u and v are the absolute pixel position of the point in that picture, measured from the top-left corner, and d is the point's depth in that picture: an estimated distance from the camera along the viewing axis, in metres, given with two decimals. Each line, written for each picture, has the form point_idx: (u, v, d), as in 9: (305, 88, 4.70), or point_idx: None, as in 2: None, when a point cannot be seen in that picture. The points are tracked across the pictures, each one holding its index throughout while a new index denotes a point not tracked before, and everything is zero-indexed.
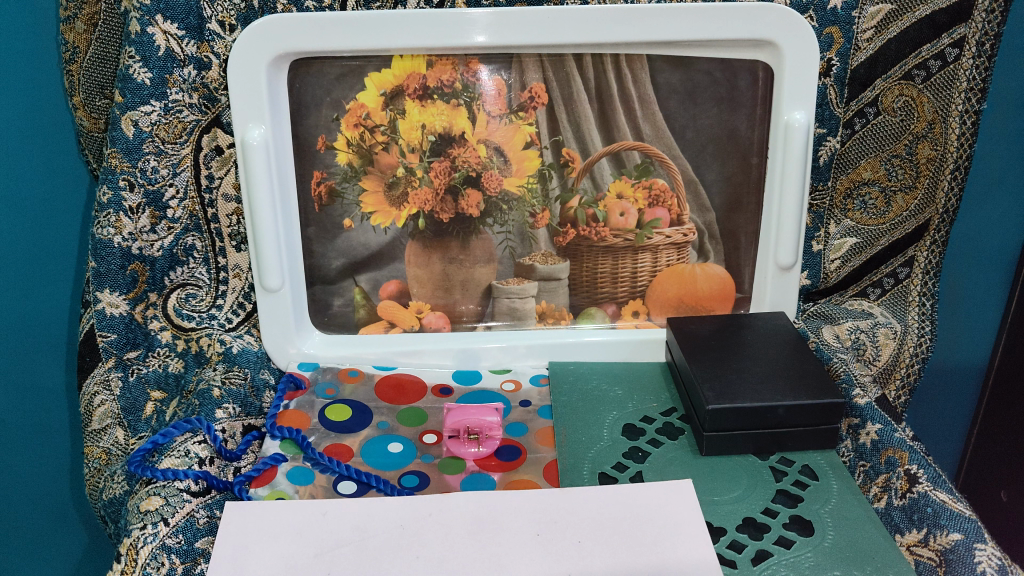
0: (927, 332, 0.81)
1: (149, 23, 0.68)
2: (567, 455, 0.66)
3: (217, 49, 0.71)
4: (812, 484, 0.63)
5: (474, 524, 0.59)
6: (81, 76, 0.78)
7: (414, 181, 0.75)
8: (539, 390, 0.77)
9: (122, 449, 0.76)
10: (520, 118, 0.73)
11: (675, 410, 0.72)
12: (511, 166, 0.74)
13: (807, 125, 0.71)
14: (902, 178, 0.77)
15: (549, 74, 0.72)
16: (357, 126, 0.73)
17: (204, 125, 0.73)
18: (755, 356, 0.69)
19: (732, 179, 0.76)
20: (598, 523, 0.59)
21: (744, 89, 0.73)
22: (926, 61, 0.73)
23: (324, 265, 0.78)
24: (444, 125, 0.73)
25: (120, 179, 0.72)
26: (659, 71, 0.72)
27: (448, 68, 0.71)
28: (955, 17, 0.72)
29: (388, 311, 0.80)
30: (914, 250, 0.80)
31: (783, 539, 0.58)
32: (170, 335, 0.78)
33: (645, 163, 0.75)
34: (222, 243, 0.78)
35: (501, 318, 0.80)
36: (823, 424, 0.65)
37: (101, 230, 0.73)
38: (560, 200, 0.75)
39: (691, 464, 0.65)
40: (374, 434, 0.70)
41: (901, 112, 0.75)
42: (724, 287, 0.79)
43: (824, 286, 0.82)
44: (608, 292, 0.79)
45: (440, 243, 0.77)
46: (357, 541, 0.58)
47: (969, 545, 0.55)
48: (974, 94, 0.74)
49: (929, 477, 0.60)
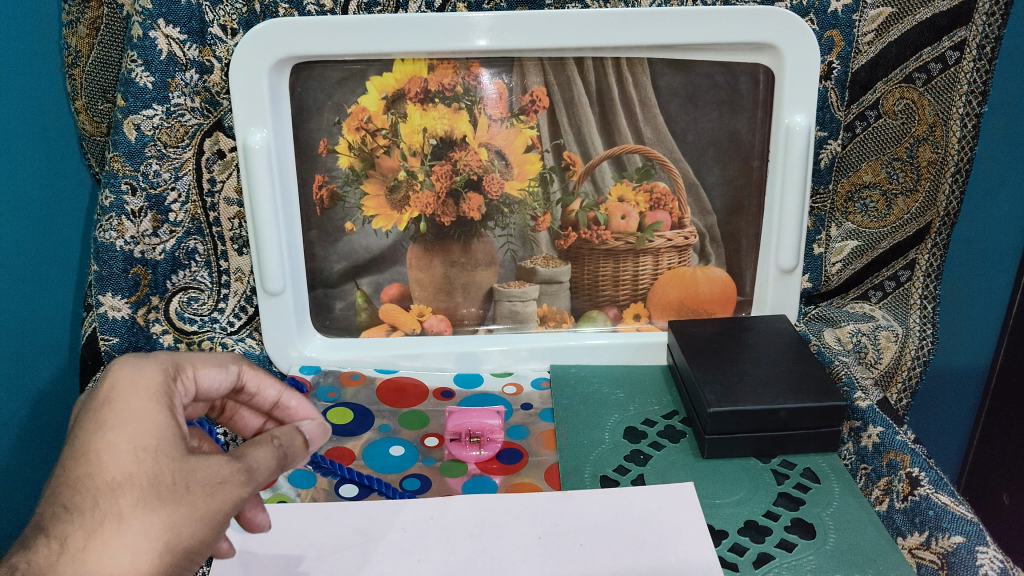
0: (928, 335, 0.81)
1: (151, 27, 0.68)
2: (568, 458, 0.67)
3: (219, 54, 0.71)
4: (813, 487, 0.63)
5: (474, 526, 0.59)
6: (83, 81, 0.78)
7: (416, 185, 0.75)
8: (540, 393, 0.77)
9: None
10: (521, 121, 0.73)
11: (676, 413, 0.72)
12: (511, 170, 0.74)
13: (808, 128, 0.71)
14: (903, 181, 0.77)
15: (550, 78, 0.72)
16: (358, 130, 0.73)
17: (206, 129, 0.73)
18: (756, 359, 0.69)
19: (733, 183, 0.76)
20: (600, 525, 0.59)
21: (745, 92, 0.73)
22: (927, 64, 0.73)
23: (326, 268, 0.78)
24: (445, 128, 0.73)
25: (122, 182, 0.72)
26: (659, 74, 0.72)
27: (449, 72, 0.71)
28: (955, 20, 0.71)
29: (390, 314, 0.80)
30: (915, 253, 0.80)
31: (784, 542, 0.57)
32: (172, 338, 0.78)
33: (646, 166, 0.75)
34: (224, 247, 0.78)
35: (502, 322, 0.80)
36: (824, 427, 0.65)
37: (104, 233, 0.73)
38: (561, 203, 0.76)
39: (693, 468, 0.65)
40: (376, 437, 0.70)
41: (901, 115, 0.75)
42: (725, 290, 0.79)
43: (825, 289, 0.82)
44: (609, 295, 0.79)
45: (441, 247, 0.77)
46: (359, 544, 0.58)
47: (970, 549, 0.54)
48: (975, 97, 0.74)
49: (931, 479, 0.60)
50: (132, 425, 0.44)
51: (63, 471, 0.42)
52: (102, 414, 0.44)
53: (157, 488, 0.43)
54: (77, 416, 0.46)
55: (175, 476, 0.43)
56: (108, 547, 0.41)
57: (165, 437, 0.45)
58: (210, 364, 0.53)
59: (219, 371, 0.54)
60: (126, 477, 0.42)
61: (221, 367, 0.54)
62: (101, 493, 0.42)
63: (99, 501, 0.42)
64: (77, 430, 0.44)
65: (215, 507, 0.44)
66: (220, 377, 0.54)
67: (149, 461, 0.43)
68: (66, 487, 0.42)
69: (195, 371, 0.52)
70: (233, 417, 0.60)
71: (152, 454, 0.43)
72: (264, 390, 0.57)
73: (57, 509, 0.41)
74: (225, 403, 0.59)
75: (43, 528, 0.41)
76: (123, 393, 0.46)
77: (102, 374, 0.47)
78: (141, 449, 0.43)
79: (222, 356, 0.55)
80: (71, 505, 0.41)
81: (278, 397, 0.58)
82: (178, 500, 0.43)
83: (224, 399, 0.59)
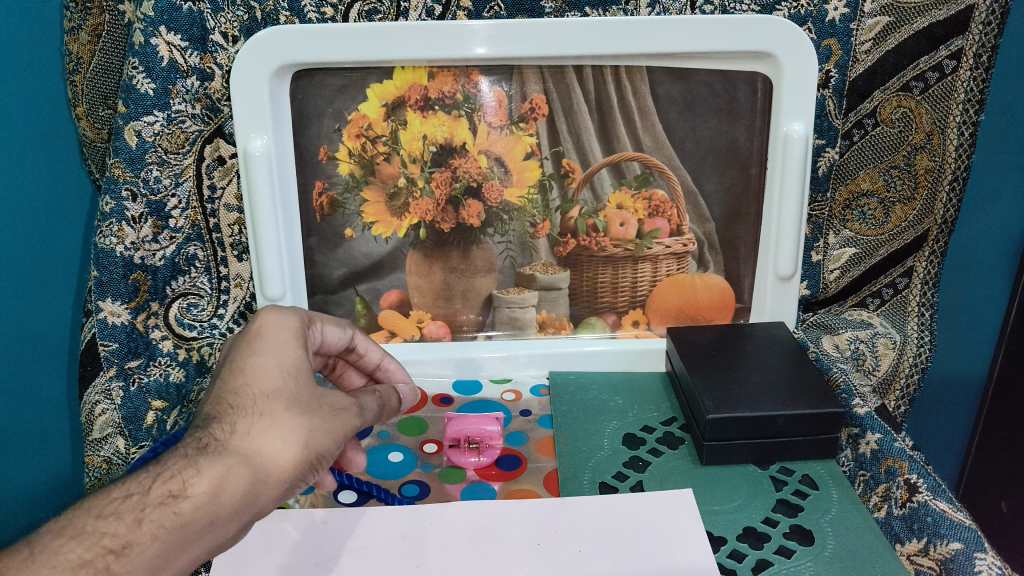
0: (927, 343, 0.81)
1: (152, 34, 0.69)
2: (567, 465, 0.67)
3: (220, 61, 0.71)
4: (812, 493, 0.63)
5: (474, 532, 0.59)
6: (85, 86, 0.78)
7: (415, 192, 0.75)
8: (540, 399, 0.76)
9: (123, 458, 0.75)
10: (521, 128, 0.73)
11: (675, 420, 0.72)
12: (511, 177, 0.75)
13: (806, 136, 0.71)
14: (901, 189, 0.78)
15: (550, 86, 0.72)
16: (359, 137, 0.74)
17: (206, 135, 0.74)
18: (755, 365, 0.69)
19: (732, 190, 0.76)
20: (599, 532, 0.59)
21: (744, 100, 0.73)
22: (924, 72, 0.73)
23: (326, 274, 0.79)
24: (445, 135, 0.74)
25: (123, 188, 0.72)
26: (658, 82, 0.72)
27: (449, 80, 0.72)
28: (952, 29, 0.72)
29: (389, 320, 0.80)
30: (913, 260, 0.80)
31: (784, 548, 0.57)
32: (171, 344, 0.78)
33: (645, 173, 0.75)
34: (224, 253, 0.78)
35: (502, 328, 0.81)
36: (823, 434, 0.65)
37: (104, 239, 0.73)
38: (560, 210, 0.76)
39: (691, 474, 0.65)
40: (374, 444, 0.70)
41: (899, 123, 0.75)
42: (724, 296, 0.80)
43: (824, 297, 0.82)
44: (608, 301, 0.79)
45: (441, 253, 0.77)
46: (358, 550, 0.58)
47: (969, 555, 0.55)
48: (972, 106, 0.74)
49: (929, 486, 0.60)
50: (279, 355, 0.53)
51: (222, 382, 0.51)
52: (255, 343, 0.53)
53: (300, 401, 0.51)
54: (225, 351, 0.55)
55: (312, 395, 0.52)
56: (263, 439, 0.48)
57: (302, 368, 0.53)
58: (333, 322, 0.63)
59: (337, 330, 0.63)
60: (277, 389, 0.51)
61: (340, 326, 0.63)
62: (257, 397, 0.50)
63: (256, 404, 0.50)
64: (233, 354, 0.53)
65: (340, 429, 0.53)
66: (337, 335, 0.63)
67: (292, 381, 0.52)
68: (227, 393, 0.50)
69: (322, 326, 0.62)
70: (340, 376, 0.69)
71: (295, 377, 0.52)
72: (371, 352, 0.67)
73: (223, 408, 0.49)
74: (336, 362, 0.68)
75: (212, 419, 0.48)
76: (271, 329, 0.55)
77: (254, 318, 0.57)
78: (287, 372, 0.52)
79: (340, 318, 0.65)
80: (235, 404, 0.49)
81: (381, 360, 0.67)
82: (318, 413, 0.51)
83: (335, 358, 0.68)
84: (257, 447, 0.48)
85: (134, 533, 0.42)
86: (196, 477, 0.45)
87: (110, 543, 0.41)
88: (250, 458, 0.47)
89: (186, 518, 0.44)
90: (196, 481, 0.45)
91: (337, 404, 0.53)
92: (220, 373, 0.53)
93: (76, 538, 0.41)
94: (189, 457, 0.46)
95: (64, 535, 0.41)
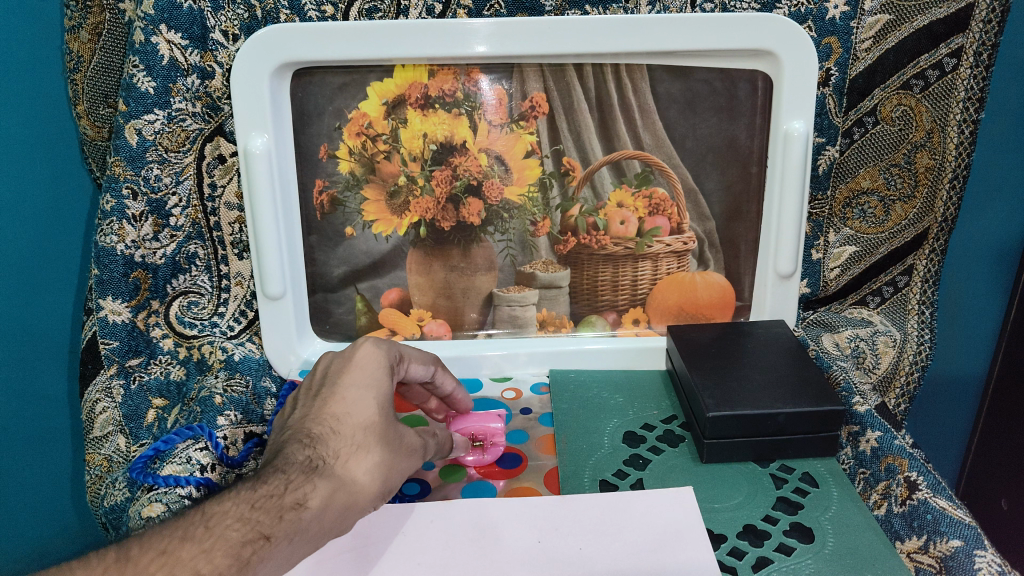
0: (927, 341, 0.81)
1: (153, 32, 0.69)
2: (567, 463, 0.67)
3: (220, 59, 0.71)
4: (812, 491, 0.63)
5: (474, 530, 0.59)
6: (86, 85, 0.78)
7: (416, 190, 0.75)
8: (540, 397, 0.77)
9: (122, 456, 0.74)
10: (521, 127, 0.73)
11: (675, 418, 0.72)
12: (511, 175, 0.75)
13: (806, 134, 0.71)
14: (902, 188, 0.78)
15: (550, 84, 0.72)
16: (359, 135, 0.74)
17: (207, 133, 0.74)
18: (756, 364, 0.69)
19: (732, 189, 0.76)
20: (599, 531, 0.59)
21: (744, 99, 0.73)
22: (924, 70, 0.73)
23: (326, 273, 0.79)
24: (445, 134, 0.74)
25: (123, 187, 0.72)
26: (658, 80, 0.72)
27: (449, 78, 0.72)
28: (953, 27, 0.72)
29: (389, 318, 0.80)
30: (913, 258, 0.80)
31: (782, 546, 0.57)
32: (172, 342, 0.78)
33: (646, 172, 0.75)
34: (224, 251, 0.78)
35: (502, 326, 0.81)
36: (823, 431, 0.65)
37: (104, 238, 0.73)
38: (560, 208, 0.76)
39: (692, 472, 0.65)
40: None
41: (899, 121, 0.75)
42: (724, 295, 0.80)
43: (824, 294, 0.82)
44: (609, 300, 0.80)
45: (441, 251, 0.77)
46: (358, 547, 0.58)
47: (968, 552, 0.55)
48: (973, 104, 0.74)
49: (929, 483, 0.60)
50: (376, 389, 0.58)
51: (324, 407, 0.57)
52: (354, 375, 0.59)
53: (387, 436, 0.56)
54: (324, 373, 0.61)
55: (396, 431, 0.57)
56: (359, 468, 0.54)
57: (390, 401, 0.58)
58: (419, 360, 0.65)
59: (423, 367, 0.66)
60: (372, 423, 0.56)
61: (424, 364, 0.66)
62: (355, 430, 0.55)
63: (356, 435, 0.55)
64: (335, 381, 0.59)
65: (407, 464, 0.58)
66: (421, 371, 0.66)
67: (384, 415, 0.57)
68: (329, 419, 0.56)
69: (410, 364, 0.65)
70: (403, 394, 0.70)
71: (387, 412, 0.57)
72: (445, 383, 0.69)
73: (325, 430, 0.55)
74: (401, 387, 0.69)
75: (319, 441, 0.54)
76: (369, 363, 0.60)
77: (355, 346, 0.62)
78: (384, 404, 0.58)
79: (425, 354, 0.67)
80: (337, 431, 0.55)
81: (453, 391, 0.70)
82: (400, 453, 0.57)
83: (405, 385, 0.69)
84: (354, 474, 0.54)
85: (276, 526, 0.49)
86: (313, 491, 0.51)
87: (260, 530, 0.48)
88: (348, 483, 0.53)
89: (306, 525, 0.50)
90: (314, 494, 0.51)
91: (409, 445, 0.59)
92: (318, 396, 0.59)
93: (240, 520, 0.48)
94: (306, 473, 0.52)
95: (230, 517, 0.48)
